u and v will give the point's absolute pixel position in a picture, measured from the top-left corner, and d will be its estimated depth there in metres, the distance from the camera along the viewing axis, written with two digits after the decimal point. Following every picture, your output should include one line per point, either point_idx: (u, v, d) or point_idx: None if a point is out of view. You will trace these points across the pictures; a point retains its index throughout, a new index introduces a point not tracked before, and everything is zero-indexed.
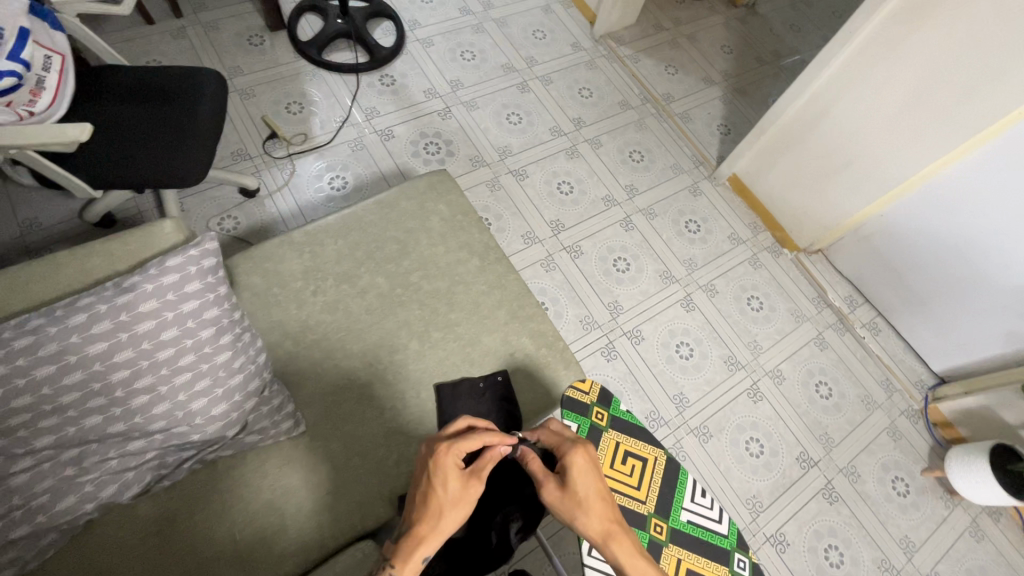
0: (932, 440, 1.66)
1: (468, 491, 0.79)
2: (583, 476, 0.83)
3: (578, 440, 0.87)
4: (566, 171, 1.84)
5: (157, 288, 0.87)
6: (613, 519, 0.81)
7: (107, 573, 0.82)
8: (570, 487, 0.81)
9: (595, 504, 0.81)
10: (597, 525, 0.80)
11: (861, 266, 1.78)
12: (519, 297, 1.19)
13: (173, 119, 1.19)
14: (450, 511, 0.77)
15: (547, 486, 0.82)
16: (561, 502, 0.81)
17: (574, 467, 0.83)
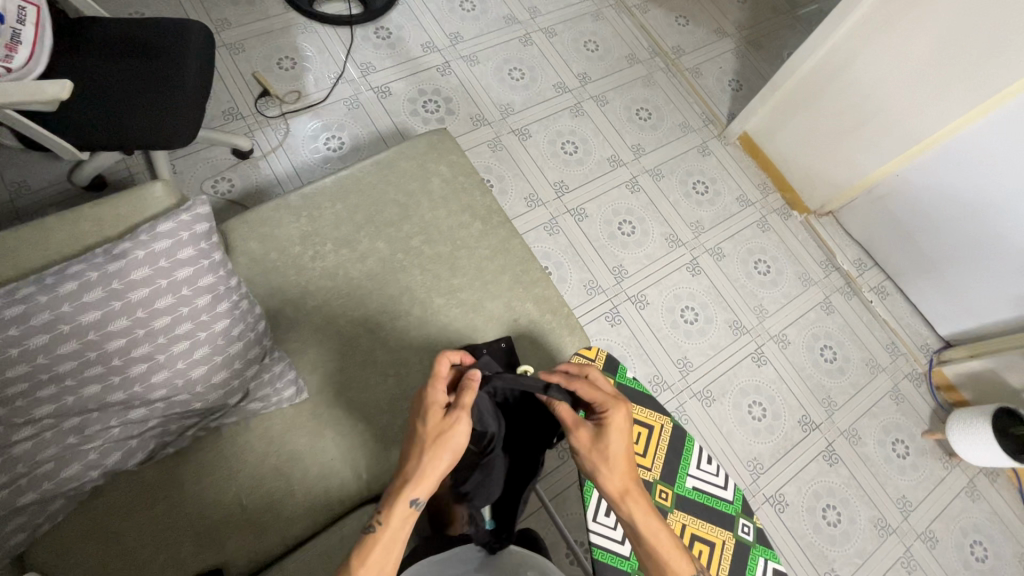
0: (934, 403, 1.67)
1: (450, 427, 0.76)
2: (616, 434, 0.82)
3: (617, 397, 0.84)
4: (570, 130, 1.77)
5: (149, 255, 0.84)
6: (633, 479, 0.82)
7: (118, 535, 0.84)
8: (600, 442, 0.82)
9: (621, 464, 0.82)
10: (617, 483, 0.81)
11: (872, 228, 1.74)
12: (524, 262, 1.16)
13: (159, 75, 1.13)
14: (428, 448, 0.75)
15: (578, 433, 0.83)
16: (589, 451, 0.82)
17: (610, 424, 0.82)
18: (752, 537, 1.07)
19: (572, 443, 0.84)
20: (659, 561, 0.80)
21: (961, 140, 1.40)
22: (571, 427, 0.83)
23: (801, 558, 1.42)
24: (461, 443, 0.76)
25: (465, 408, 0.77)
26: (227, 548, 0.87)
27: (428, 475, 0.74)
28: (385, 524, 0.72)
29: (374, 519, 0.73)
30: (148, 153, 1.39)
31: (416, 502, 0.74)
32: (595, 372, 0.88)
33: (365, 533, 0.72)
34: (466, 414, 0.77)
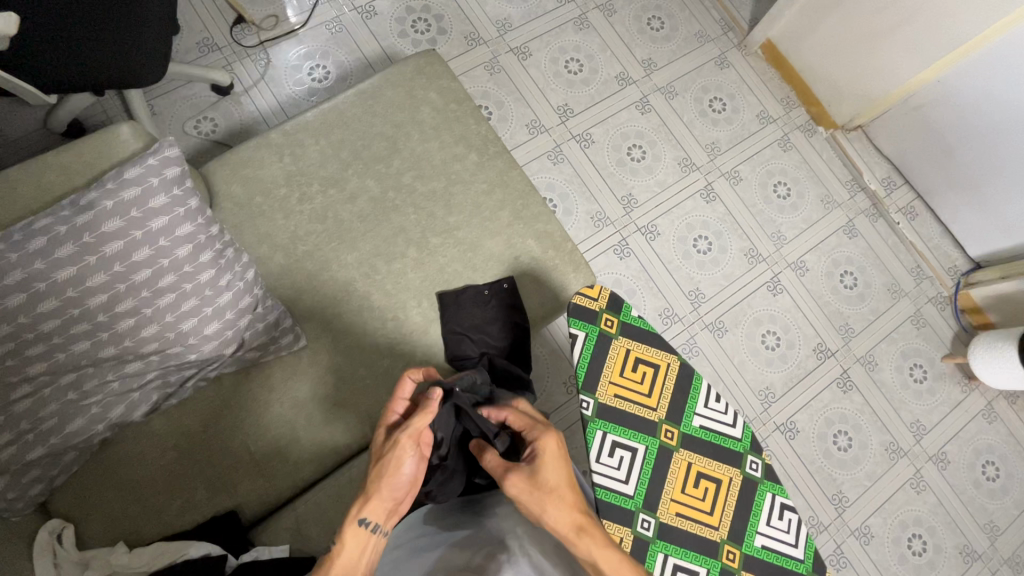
0: (957, 326, 1.60)
1: (389, 450, 0.72)
2: (554, 462, 0.77)
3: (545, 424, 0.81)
4: (574, 46, 1.62)
5: (118, 205, 0.80)
6: (581, 511, 0.74)
7: (133, 483, 0.86)
8: (539, 477, 0.74)
9: (566, 494, 0.74)
10: (569, 518, 0.73)
11: (905, 141, 1.60)
12: (524, 195, 1.09)
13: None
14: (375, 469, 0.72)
15: (514, 478, 0.74)
16: (530, 494, 0.73)
17: (543, 452, 0.77)
18: (760, 474, 1.07)
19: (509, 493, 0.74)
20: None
21: None
22: (504, 471, 0.75)
23: (809, 482, 1.44)
24: (406, 465, 0.72)
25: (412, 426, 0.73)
26: (239, 492, 0.90)
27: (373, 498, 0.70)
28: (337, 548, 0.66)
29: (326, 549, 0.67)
30: (122, 93, 1.30)
31: (366, 522, 0.68)
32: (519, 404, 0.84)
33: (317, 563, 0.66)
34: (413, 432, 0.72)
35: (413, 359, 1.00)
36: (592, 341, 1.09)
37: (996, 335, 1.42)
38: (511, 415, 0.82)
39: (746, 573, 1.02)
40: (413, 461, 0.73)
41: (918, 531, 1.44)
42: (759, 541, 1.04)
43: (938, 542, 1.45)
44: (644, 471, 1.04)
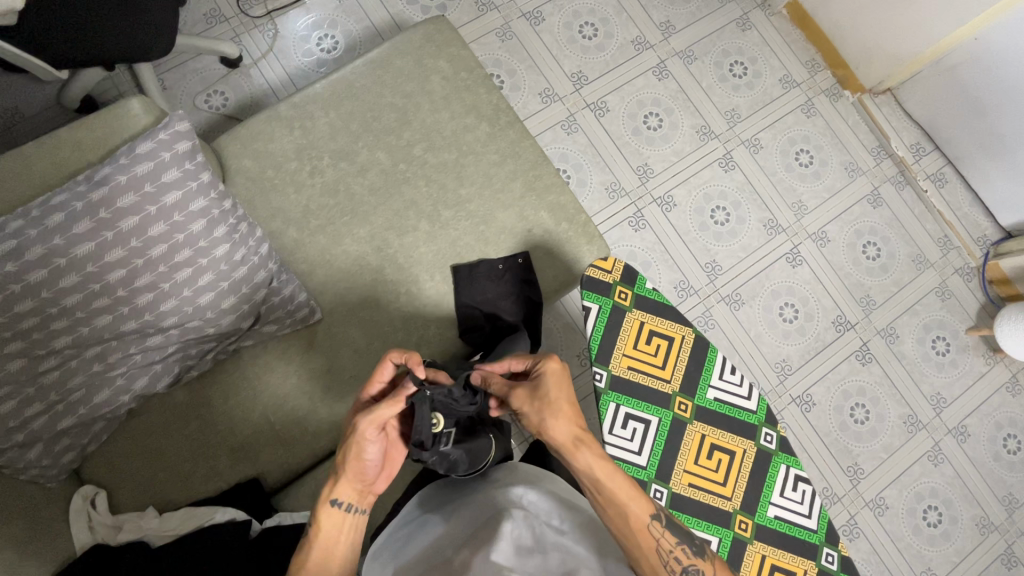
0: (983, 298, 1.56)
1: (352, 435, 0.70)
2: (559, 383, 0.75)
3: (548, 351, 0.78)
4: (589, 10, 1.56)
5: (132, 180, 0.81)
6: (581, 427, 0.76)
7: (159, 453, 0.89)
8: (541, 392, 0.74)
9: (567, 411, 0.75)
10: (564, 433, 0.74)
11: (937, 104, 1.52)
12: (536, 166, 1.07)
13: None
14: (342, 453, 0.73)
15: (516, 393, 0.74)
16: (530, 411, 0.74)
17: (547, 375, 0.75)
18: (774, 446, 1.07)
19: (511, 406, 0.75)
20: (621, 508, 0.73)
21: None
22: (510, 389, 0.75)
23: (824, 454, 1.44)
24: (370, 447, 0.71)
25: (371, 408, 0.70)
26: (261, 460, 0.92)
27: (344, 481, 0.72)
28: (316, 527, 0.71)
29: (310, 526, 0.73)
30: (132, 67, 1.29)
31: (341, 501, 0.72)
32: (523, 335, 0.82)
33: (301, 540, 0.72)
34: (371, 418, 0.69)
35: (426, 332, 1.00)
36: (605, 314, 1.08)
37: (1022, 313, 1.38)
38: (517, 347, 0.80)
39: (758, 542, 1.03)
40: (378, 442, 0.72)
41: (934, 503, 1.44)
42: (772, 511, 1.04)
43: (954, 514, 1.44)
44: (657, 443, 1.05)
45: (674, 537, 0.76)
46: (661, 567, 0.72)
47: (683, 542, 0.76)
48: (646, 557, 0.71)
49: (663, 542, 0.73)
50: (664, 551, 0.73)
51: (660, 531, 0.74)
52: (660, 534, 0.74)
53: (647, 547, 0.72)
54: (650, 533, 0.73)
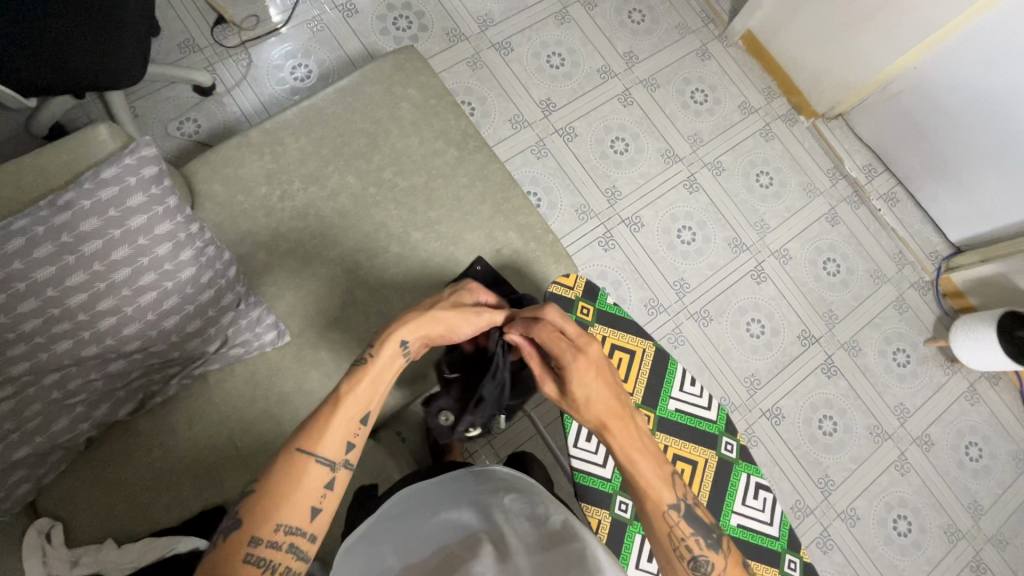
0: (939, 310, 1.63)
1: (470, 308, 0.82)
2: (586, 376, 0.77)
3: (578, 343, 0.78)
4: (556, 41, 1.63)
5: (96, 204, 0.81)
6: (609, 415, 0.78)
7: (120, 482, 0.87)
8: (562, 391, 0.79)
9: (588, 404, 0.78)
10: (590, 420, 0.79)
11: (885, 128, 1.61)
12: (504, 189, 1.10)
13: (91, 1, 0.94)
14: (445, 316, 0.79)
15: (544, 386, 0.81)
16: (561, 398, 0.81)
17: (566, 374, 0.77)
18: (734, 454, 1.09)
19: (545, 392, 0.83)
20: (639, 495, 0.78)
21: (999, 13, 1.24)
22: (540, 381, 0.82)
23: (796, 467, 1.46)
24: (467, 328, 0.81)
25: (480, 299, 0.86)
26: (226, 486, 0.90)
27: (427, 338, 0.79)
28: (375, 358, 0.74)
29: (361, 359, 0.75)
30: (102, 95, 1.30)
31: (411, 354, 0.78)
32: (552, 312, 0.80)
33: (353, 367, 0.74)
34: (488, 307, 0.84)
35: None
36: None
37: (979, 347, 1.43)
38: (541, 329, 0.79)
39: None
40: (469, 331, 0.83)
41: (903, 512, 1.47)
42: (735, 520, 1.05)
43: (923, 523, 1.47)
44: None
45: (692, 526, 0.77)
46: (669, 552, 0.76)
47: (704, 533, 0.77)
48: (656, 542, 0.77)
49: (678, 530, 0.76)
50: (677, 539, 0.76)
51: (679, 521, 0.77)
52: (676, 522, 0.77)
53: (660, 534, 0.77)
54: (665, 521, 0.77)
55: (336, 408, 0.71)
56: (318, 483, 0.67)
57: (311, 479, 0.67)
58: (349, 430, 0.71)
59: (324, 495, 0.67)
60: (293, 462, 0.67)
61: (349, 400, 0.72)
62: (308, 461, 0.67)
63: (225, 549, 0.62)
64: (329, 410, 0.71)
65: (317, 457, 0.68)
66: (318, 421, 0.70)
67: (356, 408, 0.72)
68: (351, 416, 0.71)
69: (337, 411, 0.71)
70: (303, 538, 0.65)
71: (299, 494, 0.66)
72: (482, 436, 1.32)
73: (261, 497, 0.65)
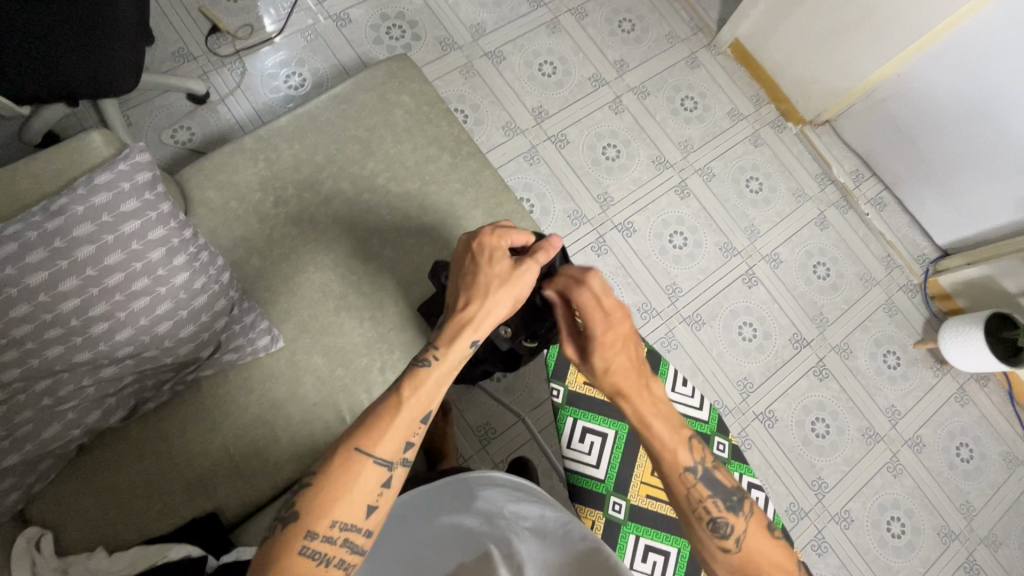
0: (928, 313, 1.65)
1: (518, 276, 0.77)
2: (607, 343, 0.82)
3: (607, 314, 0.81)
4: (548, 50, 1.65)
5: (89, 209, 0.82)
6: (630, 382, 0.82)
7: (111, 489, 0.86)
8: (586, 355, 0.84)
9: (611, 368, 0.82)
10: (609, 387, 0.84)
11: (871, 134, 1.64)
12: (497, 194, 1.11)
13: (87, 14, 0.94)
14: (501, 298, 0.76)
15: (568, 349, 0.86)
16: (581, 361, 0.86)
17: (591, 338, 0.82)
18: (728, 455, 1.07)
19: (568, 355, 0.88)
20: (657, 459, 0.81)
21: (979, 21, 1.28)
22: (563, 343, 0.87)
23: (790, 470, 1.47)
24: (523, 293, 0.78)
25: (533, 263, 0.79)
26: (219, 493, 0.90)
27: (484, 327, 0.77)
28: (441, 360, 0.73)
29: (425, 356, 0.74)
30: (96, 103, 1.30)
31: (474, 346, 0.76)
32: (592, 283, 0.81)
33: (415, 365, 0.74)
34: (535, 267, 0.79)
35: (392, 356, 1.01)
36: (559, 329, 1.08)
37: (969, 355, 1.45)
38: (575, 297, 0.81)
39: None
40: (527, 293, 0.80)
41: (896, 514, 1.48)
42: None
43: (916, 524, 1.48)
44: (614, 456, 1.02)
45: (709, 489, 0.79)
46: (686, 513, 0.79)
47: (722, 496, 0.79)
48: (674, 503, 0.80)
49: (696, 493, 0.79)
50: (695, 500, 0.79)
51: (696, 483, 0.80)
52: (693, 484, 0.80)
53: (679, 496, 0.80)
54: (682, 483, 0.80)
55: (396, 409, 0.70)
56: (375, 481, 0.66)
57: (369, 478, 0.66)
58: (408, 431, 0.69)
59: (380, 494, 0.66)
60: (351, 459, 0.65)
61: (410, 401, 0.71)
62: (365, 459, 0.66)
63: (281, 541, 0.62)
64: (390, 409, 0.69)
65: (373, 458, 0.66)
66: (378, 418, 0.69)
67: (416, 409, 0.71)
68: (412, 416, 0.70)
69: (398, 414, 0.69)
70: (359, 534, 0.64)
71: (357, 491, 0.65)
72: (477, 442, 1.32)
73: (318, 491, 0.64)
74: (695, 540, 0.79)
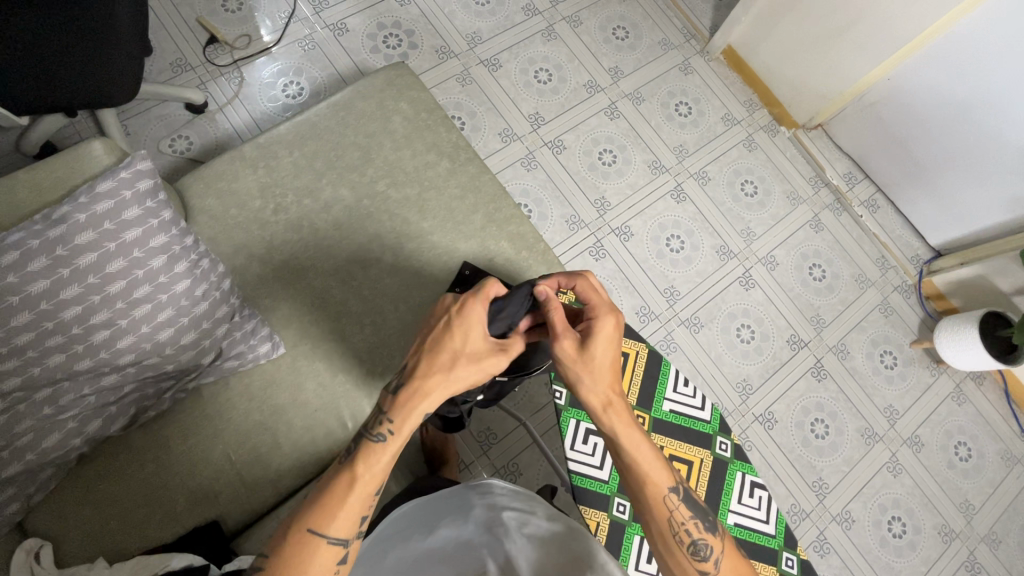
0: (923, 313, 1.66)
1: (489, 357, 0.74)
2: (607, 347, 0.77)
3: (611, 304, 0.79)
4: (543, 57, 1.67)
5: (91, 217, 0.82)
6: (616, 391, 0.78)
7: (110, 499, 0.85)
8: (588, 351, 0.76)
9: (603, 374, 0.77)
10: (599, 393, 0.77)
11: (863, 137, 1.67)
12: (496, 199, 1.12)
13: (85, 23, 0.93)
14: (468, 377, 0.72)
15: (564, 340, 0.76)
16: (574, 359, 0.77)
17: (598, 333, 0.76)
18: (729, 454, 1.07)
19: (554, 351, 0.78)
20: (642, 478, 0.77)
21: (966, 24, 1.30)
22: (557, 334, 0.77)
23: (790, 471, 1.47)
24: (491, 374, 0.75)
25: (502, 351, 0.75)
26: (221, 501, 0.89)
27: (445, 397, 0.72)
28: (396, 433, 0.69)
29: (379, 428, 0.70)
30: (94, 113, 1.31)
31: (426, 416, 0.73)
32: (591, 275, 0.82)
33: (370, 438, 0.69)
34: (507, 354, 0.75)
35: (392, 361, 1.01)
36: None
37: (966, 353, 1.46)
38: (580, 285, 0.80)
39: None
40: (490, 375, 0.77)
41: (897, 513, 1.48)
42: (732, 519, 1.03)
43: (917, 524, 1.48)
44: None
45: (690, 510, 0.78)
46: (667, 535, 0.77)
47: (701, 517, 0.79)
48: (656, 525, 0.77)
49: (679, 515, 0.77)
50: (677, 523, 0.77)
51: (679, 504, 0.78)
52: (676, 507, 0.78)
53: (660, 516, 0.77)
54: (666, 505, 0.77)
55: (350, 484, 0.67)
56: (330, 560, 0.64)
57: (322, 558, 0.64)
58: (364, 504, 0.67)
59: (337, 569, 0.65)
60: (303, 540, 0.63)
61: (364, 476, 0.67)
62: (320, 539, 0.64)
63: None
64: (344, 485, 0.67)
65: (327, 537, 0.64)
66: (333, 495, 0.66)
67: (371, 482, 0.68)
68: (367, 490, 0.68)
69: (352, 491, 0.67)
70: None
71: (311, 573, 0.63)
72: (478, 448, 1.32)
73: (274, 575, 0.63)
74: (673, 563, 0.77)
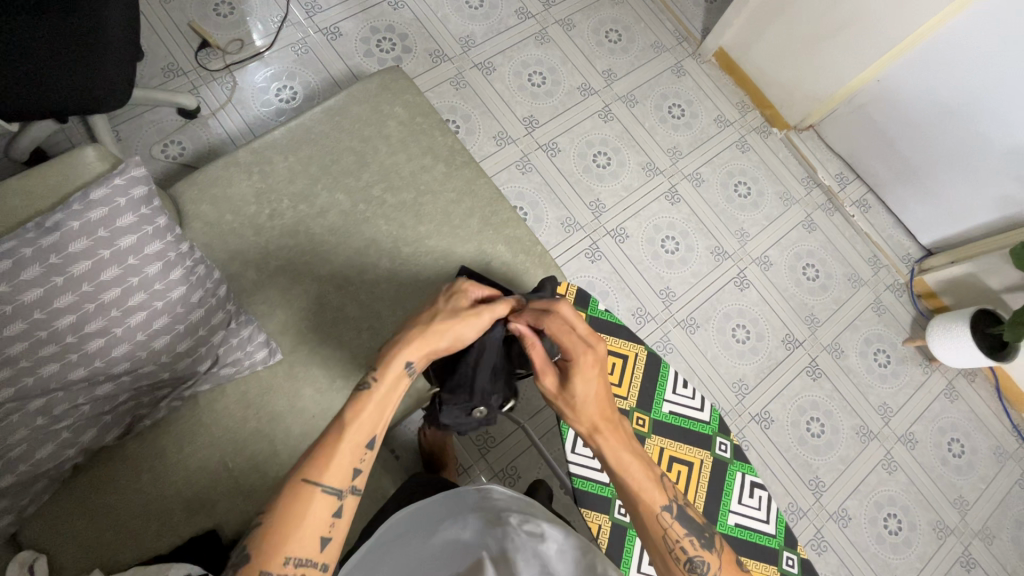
0: (915, 311, 1.68)
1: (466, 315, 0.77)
2: (587, 380, 0.78)
3: (587, 338, 0.78)
4: (537, 60, 1.67)
5: (85, 225, 0.81)
6: (604, 417, 0.79)
7: (105, 509, 0.84)
8: (567, 388, 0.79)
9: (589, 405, 0.79)
10: (585, 421, 0.80)
11: (854, 138, 1.68)
12: (492, 203, 1.12)
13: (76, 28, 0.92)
14: (447, 333, 0.75)
15: (545, 378, 0.80)
16: (557, 395, 0.80)
17: (574, 370, 0.78)
18: (729, 454, 1.07)
19: (540, 389, 0.81)
20: (631, 497, 0.79)
21: (956, 26, 1.32)
22: (539, 373, 0.80)
23: (786, 470, 1.48)
24: (471, 334, 0.77)
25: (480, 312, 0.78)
26: (219, 510, 0.88)
27: (427, 349, 0.75)
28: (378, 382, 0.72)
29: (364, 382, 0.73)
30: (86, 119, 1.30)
31: (411, 368, 0.74)
32: (564, 308, 0.79)
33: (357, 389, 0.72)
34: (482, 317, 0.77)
35: None
36: None
37: (957, 351, 1.48)
38: (552, 324, 0.79)
39: None
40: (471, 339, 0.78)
41: (892, 510, 1.49)
42: (732, 519, 1.04)
43: (912, 520, 1.50)
44: None
45: (683, 527, 0.79)
46: (664, 552, 0.77)
47: (697, 534, 0.79)
48: (651, 543, 0.78)
49: (673, 533, 0.78)
50: (672, 540, 0.77)
51: (672, 521, 0.79)
52: (670, 524, 0.78)
53: (653, 534, 0.78)
54: (660, 522, 0.79)
55: (340, 433, 0.69)
56: (326, 512, 0.65)
57: (318, 507, 0.65)
58: (355, 456, 0.69)
59: (332, 523, 0.65)
60: (300, 489, 0.65)
61: (353, 425, 0.70)
62: (314, 487, 0.65)
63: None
64: (336, 435, 0.69)
65: (321, 486, 0.65)
66: (326, 444, 0.68)
67: (360, 434, 0.70)
68: (358, 441, 0.69)
69: (342, 438, 0.69)
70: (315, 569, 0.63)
71: (308, 524, 0.64)
72: (477, 451, 1.32)
73: (269, 531, 0.63)
74: None
